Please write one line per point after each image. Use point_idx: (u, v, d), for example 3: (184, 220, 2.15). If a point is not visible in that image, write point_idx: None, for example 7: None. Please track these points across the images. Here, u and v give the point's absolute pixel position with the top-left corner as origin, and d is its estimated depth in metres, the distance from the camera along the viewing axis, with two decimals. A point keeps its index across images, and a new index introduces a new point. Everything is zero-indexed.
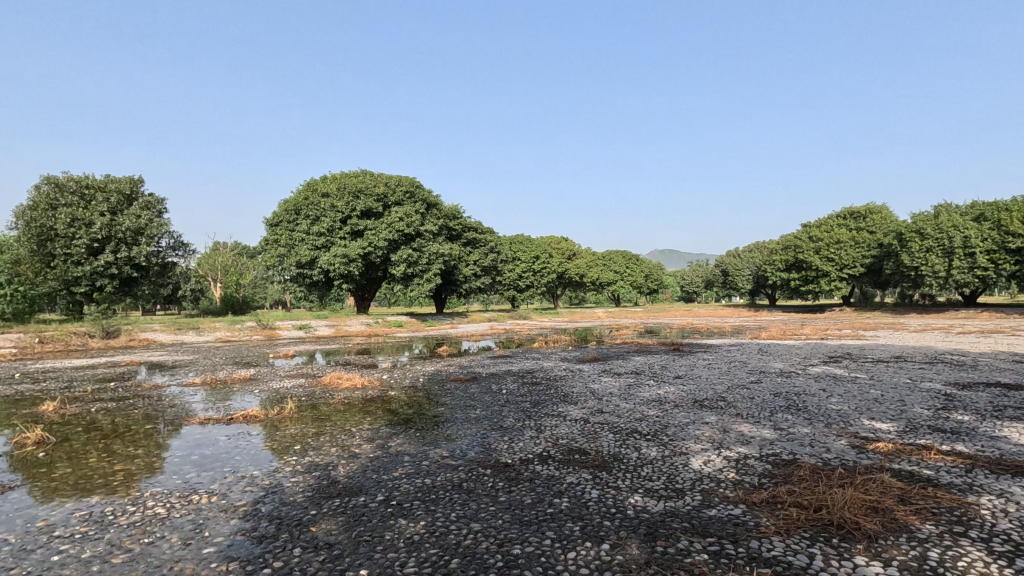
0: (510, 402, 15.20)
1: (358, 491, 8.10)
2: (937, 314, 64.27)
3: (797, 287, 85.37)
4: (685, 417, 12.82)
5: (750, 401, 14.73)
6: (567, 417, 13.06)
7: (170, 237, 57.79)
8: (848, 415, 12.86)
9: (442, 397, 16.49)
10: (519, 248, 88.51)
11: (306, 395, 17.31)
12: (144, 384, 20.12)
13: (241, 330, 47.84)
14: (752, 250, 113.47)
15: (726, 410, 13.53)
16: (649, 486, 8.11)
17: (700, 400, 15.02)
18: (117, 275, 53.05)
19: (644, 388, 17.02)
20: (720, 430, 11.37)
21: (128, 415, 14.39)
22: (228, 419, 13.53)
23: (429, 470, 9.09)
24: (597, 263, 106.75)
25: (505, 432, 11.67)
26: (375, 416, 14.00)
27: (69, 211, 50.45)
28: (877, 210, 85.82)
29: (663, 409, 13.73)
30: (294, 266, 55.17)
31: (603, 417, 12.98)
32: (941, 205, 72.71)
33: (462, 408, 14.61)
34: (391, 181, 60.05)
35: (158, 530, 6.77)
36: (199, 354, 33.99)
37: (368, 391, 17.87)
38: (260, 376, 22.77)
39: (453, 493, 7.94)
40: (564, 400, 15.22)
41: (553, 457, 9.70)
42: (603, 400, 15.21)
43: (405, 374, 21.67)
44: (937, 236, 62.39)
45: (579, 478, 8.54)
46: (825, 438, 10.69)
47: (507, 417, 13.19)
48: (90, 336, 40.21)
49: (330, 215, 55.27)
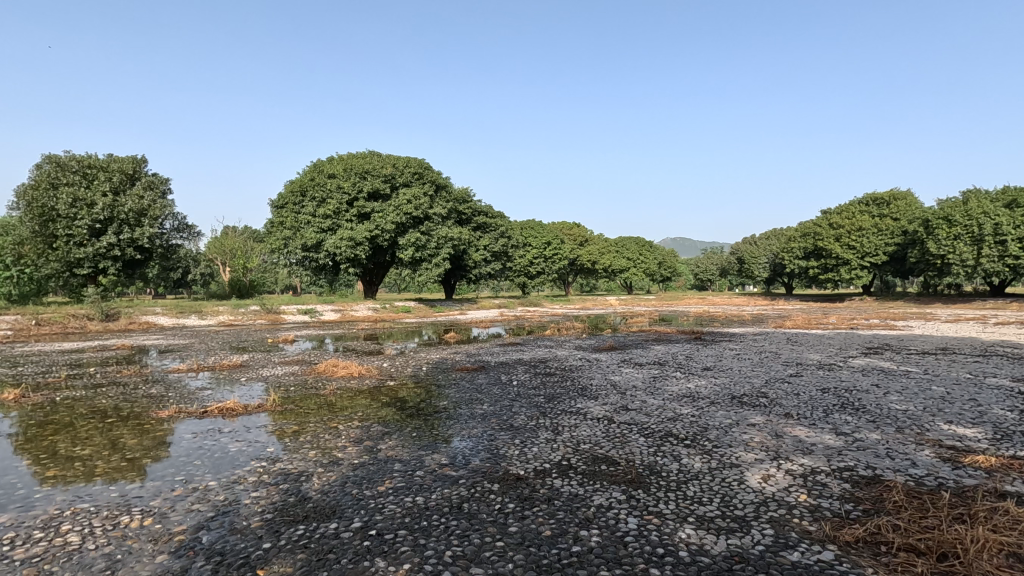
0: (521, 396, 13.46)
1: (331, 513, 6.43)
2: (963, 305, 61.61)
3: (815, 276, 82.41)
4: (726, 418, 10.97)
5: (796, 398, 12.88)
6: (588, 415, 11.29)
7: (174, 218, 56.49)
8: (918, 416, 10.98)
9: (446, 388, 14.86)
10: (531, 234, 86.60)
11: (298, 384, 15.76)
12: (128, 369, 18.70)
13: (245, 315, 46.66)
14: (770, 238, 110.65)
15: (772, 410, 11.67)
16: (702, 513, 6.34)
17: (738, 396, 13.24)
18: (120, 257, 51.90)
19: (672, 381, 15.17)
20: (771, 436, 9.56)
21: (93, 406, 12.83)
22: (201, 412, 11.95)
23: (424, 484, 7.37)
24: (609, 250, 104.45)
25: (515, 434, 9.92)
26: (369, 410, 12.35)
27: (71, 191, 49.24)
28: (901, 196, 82.44)
29: (697, 407, 11.92)
30: (300, 249, 53.77)
31: (629, 416, 11.19)
32: (971, 191, 69.60)
33: (467, 402, 12.90)
34: (399, 162, 58.27)
35: (58, 569, 5.13)
36: (197, 338, 32.70)
37: (366, 380, 16.24)
38: (252, 362, 21.18)
39: (449, 519, 6.22)
40: (582, 394, 13.46)
41: (576, 468, 7.94)
42: (628, 394, 13.43)
43: (408, 362, 20.05)
44: (966, 223, 59.57)
45: (610, 498, 6.78)
46: (903, 447, 8.83)
47: (519, 414, 11.47)
48: (89, 318, 39.25)
49: (336, 197, 53.64)
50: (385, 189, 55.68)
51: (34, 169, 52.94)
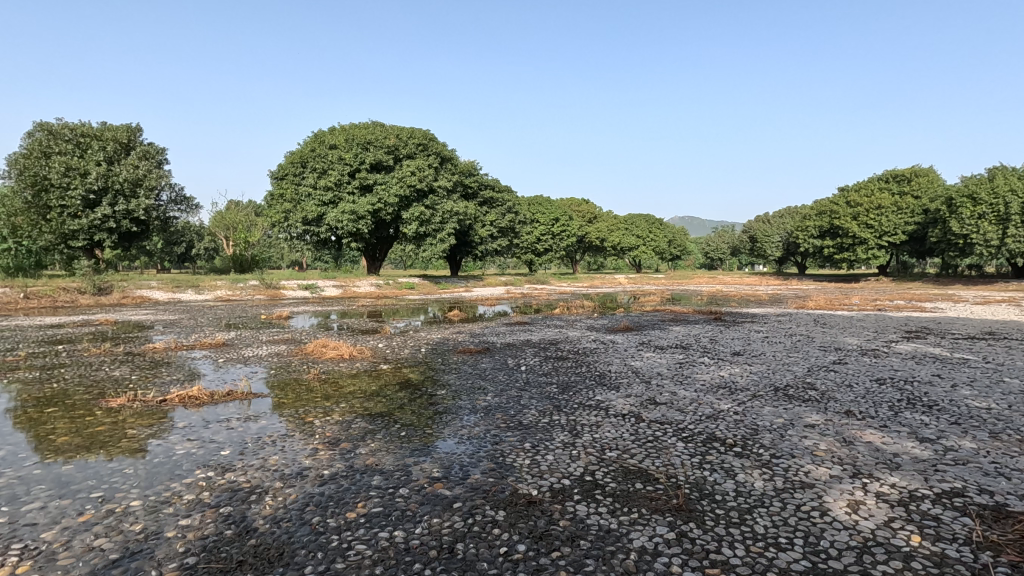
0: (531, 385, 11.72)
1: (277, 558, 4.71)
2: (986, 285, 59.03)
3: (830, 256, 79.77)
4: (775, 417, 9.19)
5: (851, 392, 11.06)
6: (611, 409, 9.55)
7: (171, 189, 54.51)
8: (1009, 417, 9.12)
9: (446, 373, 13.16)
10: (538, 210, 84.20)
11: (283, 367, 14.10)
12: (101, 347, 17.13)
13: (243, 290, 45.19)
14: (784, 215, 107.52)
15: (827, 406, 9.88)
16: (786, 566, 4.57)
17: (781, 387, 11.48)
18: (115, 229, 50.27)
19: (700, 368, 13.38)
20: (840, 443, 7.77)
21: (42, 392, 11.16)
22: (159, 401, 10.20)
23: (409, 510, 5.63)
24: (619, 227, 101.84)
25: (525, 435, 8.19)
26: (355, 401, 10.64)
27: (63, 159, 47.39)
28: (922, 173, 79.06)
29: (739, 403, 10.11)
30: (300, 222, 51.99)
31: (659, 412, 9.44)
32: (997, 168, 66.46)
33: (469, 392, 11.15)
34: (403, 133, 55.96)
35: None
36: (188, 313, 31.09)
37: (356, 363, 14.51)
38: (236, 341, 19.44)
39: (438, 572, 4.48)
40: (602, 383, 11.71)
41: (602, 488, 6.22)
42: (654, 384, 11.68)
43: (406, 343, 18.31)
44: (991, 201, 56.66)
45: (655, 539, 5.04)
46: (1016, 462, 7.01)
47: (529, 409, 9.73)
48: (81, 292, 37.89)
49: (337, 168, 51.41)
50: (388, 160, 53.48)
51: (25, 138, 51.15)
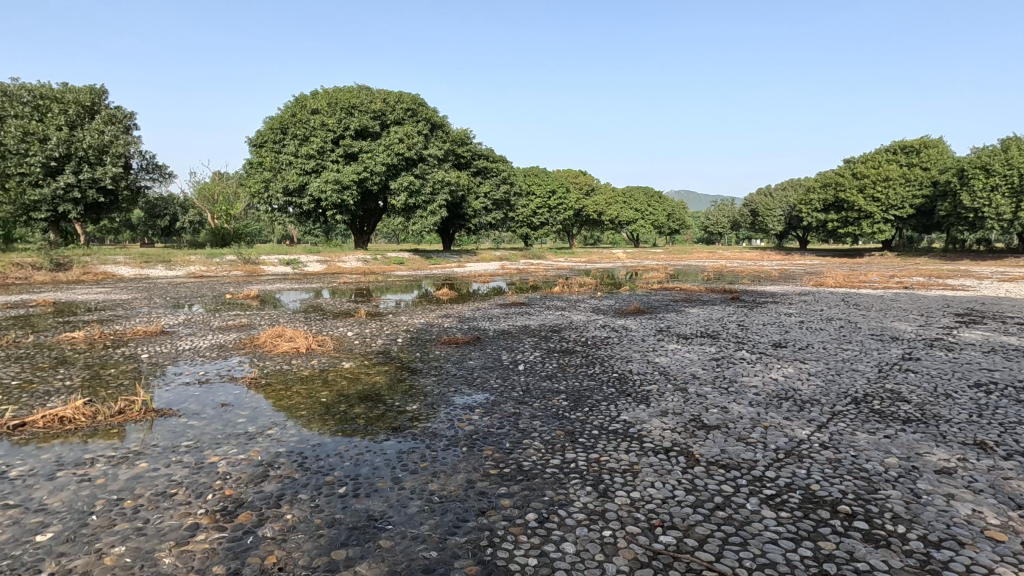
0: (533, 395, 8.88)
1: None
2: (996, 261, 56.21)
3: (834, 230, 76.19)
4: (887, 455, 6.38)
5: (960, 406, 8.25)
6: (647, 443, 6.71)
7: (141, 156, 50.53)
8: None
9: (421, 375, 10.34)
10: (535, 182, 80.52)
11: (218, 366, 11.14)
12: (9, 338, 13.98)
13: (218, 265, 42.07)
14: (786, 188, 104.23)
15: (945, 432, 7.11)
16: None
17: (861, 399, 8.68)
18: (81, 200, 46.43)
19: (746, 369, 10.56)
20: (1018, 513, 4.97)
21: None
22: (14, 427, 7.22)
23: None
24: (617, 200, 98.44)
25: (531, 494, 5.37)
26: (292, 421, 7.74)
27: (20, 123, 43.21)
28: (932, 144, 75.54)
29: (822, 429, 7.27)
30: (281, 192, 48.38)
31: (719, 447, 6.58)
32: (1011, 138, 63.22)
33: (450, 407, 8.29)
34: (390, 97, 52.10)
35: None
36: (146, 292, 27.92)
37: (313, 360, 11.61)
38: (181, 327, 16.37)
39: None
40: (626, 394, 8.90)
41: None
42: (693, 394, 8.92)
43: (382, 331, 15.37)
44: (1006, 172, 53.40)
45: None
46: None
47: (532, 438, 6.93)
48: (36, 268, 34.63)
49: (320, 134, 47.72)
50: (374, 126, 49.82)
51: None
